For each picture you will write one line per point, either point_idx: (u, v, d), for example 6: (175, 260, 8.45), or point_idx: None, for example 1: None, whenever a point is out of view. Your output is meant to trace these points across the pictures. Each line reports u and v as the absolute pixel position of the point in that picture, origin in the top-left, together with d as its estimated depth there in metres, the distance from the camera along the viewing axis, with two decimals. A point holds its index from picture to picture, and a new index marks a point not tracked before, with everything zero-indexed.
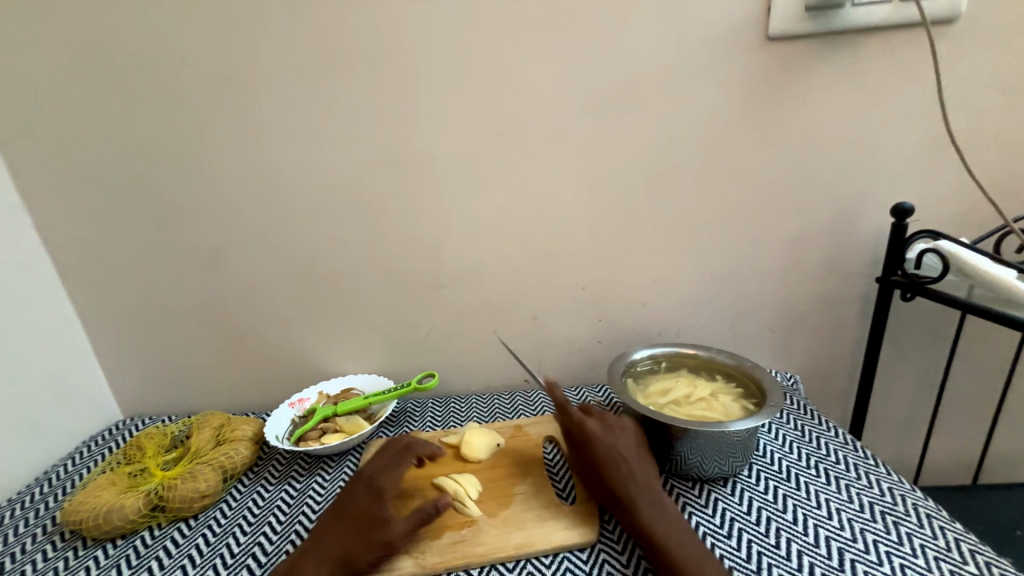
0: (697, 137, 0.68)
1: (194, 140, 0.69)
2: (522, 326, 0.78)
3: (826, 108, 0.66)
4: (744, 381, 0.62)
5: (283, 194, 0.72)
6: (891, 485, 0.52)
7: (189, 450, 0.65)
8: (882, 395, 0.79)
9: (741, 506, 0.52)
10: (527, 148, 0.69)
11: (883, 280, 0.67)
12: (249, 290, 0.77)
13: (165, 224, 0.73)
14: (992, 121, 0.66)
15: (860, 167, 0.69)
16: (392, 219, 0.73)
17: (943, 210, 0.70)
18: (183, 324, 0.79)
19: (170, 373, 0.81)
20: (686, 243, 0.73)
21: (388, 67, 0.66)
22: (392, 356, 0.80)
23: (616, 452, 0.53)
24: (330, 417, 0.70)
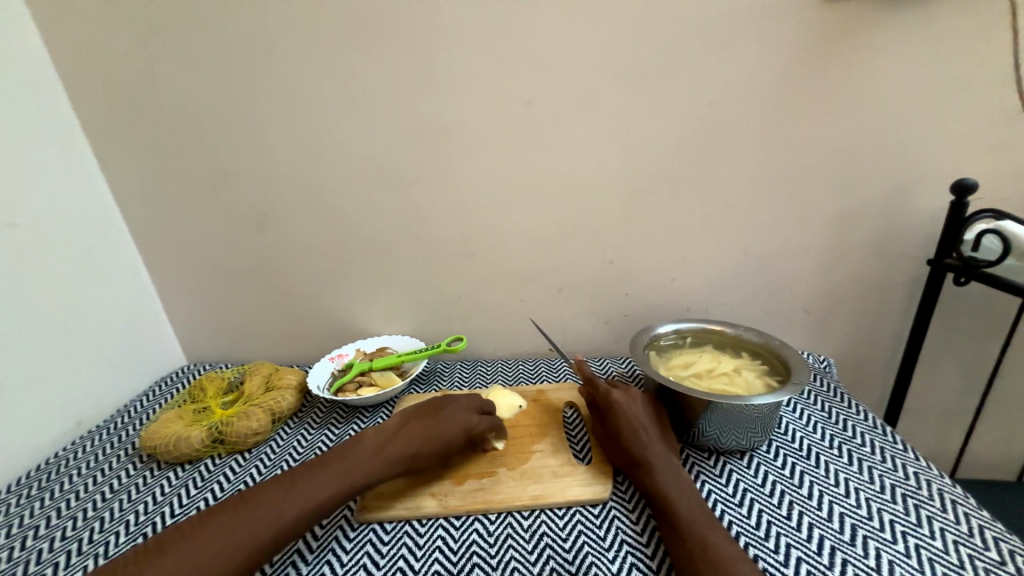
0: (738, 107, 0.65)
1: (243, 108, 0.73)
2: (548, 297, 0.80)
3: (885, 75, 0.61)
4: (770, 359, 0.61)
5: (325, 161, 0.75)
6: (917, 470, 0.51)
7: (243, 394, 0.72)
8: (923, 384, 0.75)
9: (756, 478, 0.52)
10: (560, 118, 0.69)
11: (935, 262, 0.63)
12: (293, 252, 0.82)
13: (219, 189, 0.79)
14: None
15: (920, 140, 0.64)
16: (425, 188, 0.75)
17: (1013, 189, 0.64)
18: (236, 282, 0.85)
19: (225, 326, 0.89)
20: (720, 218, 0.71)
21: (424, 34, 0.67)
22: (423, 320, 0.84)
23: (636, 419, 0.55)
24: (365, 372, 0.75)
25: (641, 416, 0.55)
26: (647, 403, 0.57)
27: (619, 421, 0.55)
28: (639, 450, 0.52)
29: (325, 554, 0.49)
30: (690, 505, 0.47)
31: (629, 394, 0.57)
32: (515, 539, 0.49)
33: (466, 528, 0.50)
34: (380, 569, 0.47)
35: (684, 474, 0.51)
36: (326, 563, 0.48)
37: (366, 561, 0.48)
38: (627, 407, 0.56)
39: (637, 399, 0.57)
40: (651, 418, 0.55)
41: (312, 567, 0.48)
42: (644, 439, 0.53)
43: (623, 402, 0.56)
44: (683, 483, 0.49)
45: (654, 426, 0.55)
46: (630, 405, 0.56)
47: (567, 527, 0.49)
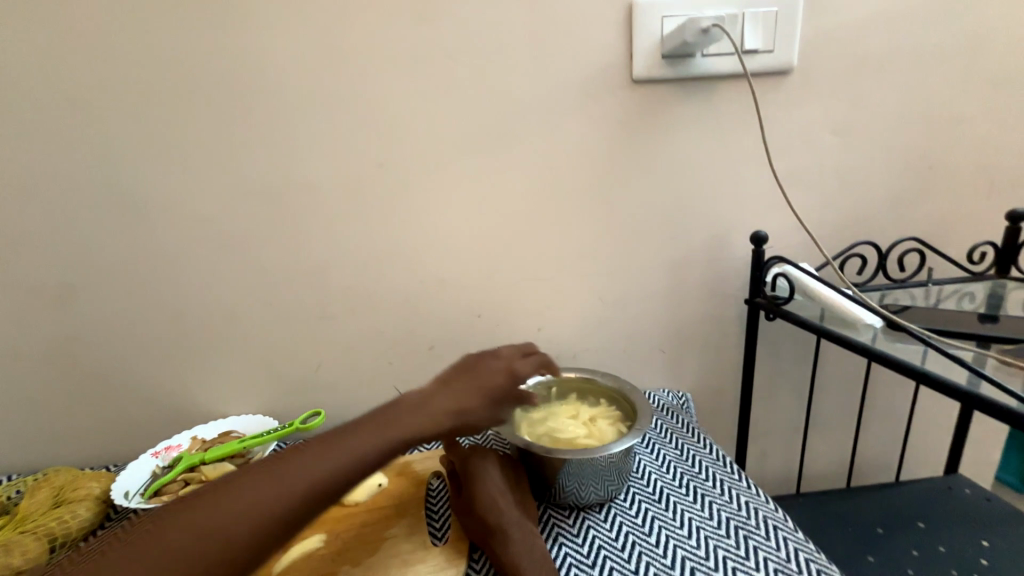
0: (576, 170, 0.71)
1: (42, 168, 0.64)
2: (418, 357, 0.77)
3: (690, 145, 0.72)
4: (624, 405, 0.63)
5: (150, 224, 0.67)
6: (749, 499, 0.55)
7: (15, 517, 0.57)
8: (762, 409, 0.84)
9: (610, 532, 0.52)
10: (413, 178, 0.69)
11: (750, 301, 0.72)
12: (110, 328, 0.70)
13: (8, 258, 0.66)
14: (828, 160, 0.74)
15: (724, 199, 0.75)
16: (273, 250, 0.70)
17: (799, 237, 0.77)
18: (30, 369, 0.70)
19: (14, 426, 0.72)
20: (574, 270, 0.76)
21: (262, 96, 0.64)
22: (280, 393, 0.75)
23: (491, 486, 0.52)
24: (195, 466, 0.63)
25: (498, 483, 0.53)
26: (506, 469, 0.56)
27: (474, 490, 0.52)
28: (492, 521, 0.49)
29: None
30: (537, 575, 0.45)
31: (488, 460, 0.55)
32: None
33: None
34: None
35: (537, 541, 0.49)
36: None
37: None
38: (484, 474, 0.53)
39: (495, 465, 0.55)
40: (508, 484, 0.54)
41: None
42: (497, 508, 0.50)
43: (480, 467, 0.54)
44: (533, 551, 0.47)
45: (511, 492, 0.53)
46: (488, 472, 0.54)
47: None
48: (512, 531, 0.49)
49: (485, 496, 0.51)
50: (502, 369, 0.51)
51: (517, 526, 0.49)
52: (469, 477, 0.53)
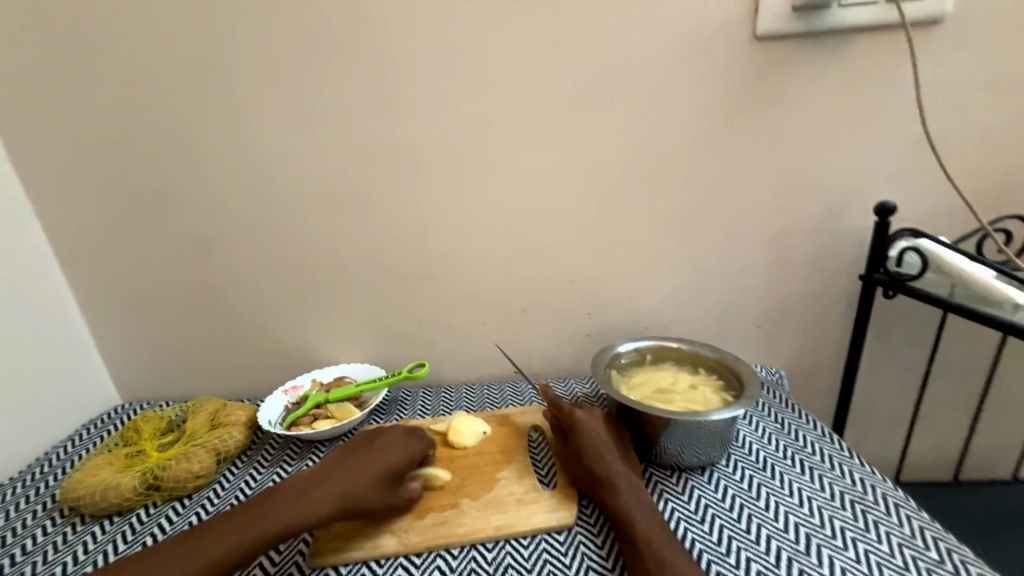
0: (682, 134, 0.69)
1: (188, 132, 0.71)
2: (511, 319, 0.80)
3: (810, 107, 0.67)
4: (725, 375, 0.63)
5: (278, 185, 0.73)
6: (863, 476, 0.54)
7: (184, 433, 0.67)
8: (864, 391, 0.80)
9: (716, 493, 0.53)
10: (515, 143, 0.70)
11: (866, 277, 0.68)
12: (243, 280, 0.78)
13: (162, 214, 0.75)
14: (974, 122, 0.67)
15: (844, 166, 0.70)
16: (383, 211, 0.74)
17: (927, 209, 0.71)
18: (178, 312, 0.80)
19: (166, 360, 0.83)
20: (672, 239, 0.74)
21: (379, 62, 0.67)
22: (384, 345, 0.82)
23: (597, 440, 0.55)
24: (321, 404, 0.71)
25: (602, 438, 0.55)
26: (608, 425, 0.58)
27: (580, 443, 0.54)
28: (601, 471, 0.52)
29: None
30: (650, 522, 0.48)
31: (592, 416, 0.57)
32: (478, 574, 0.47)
33: (428, 564, 0.48)
34: None
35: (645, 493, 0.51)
36: None
37: None
38: (588, 429, 0.56)
39: (598, 421, 0.57)
40: (611, 439, 0.56)
41: None
42: (605, 460, 0.53)
43: (585, 423, 0.56)
44: (644, 501, 0.50)
45: (616, 447, 0.55)
46: (592, 427, 0.56)
47: (533, 558, 0.48)
48: (620, 484, 0.51)
49: (592, 450, 0.54)
50: (397, 443, 0.55)
51: (625, 479, 0.51)
52: (573, 430, 0.56)
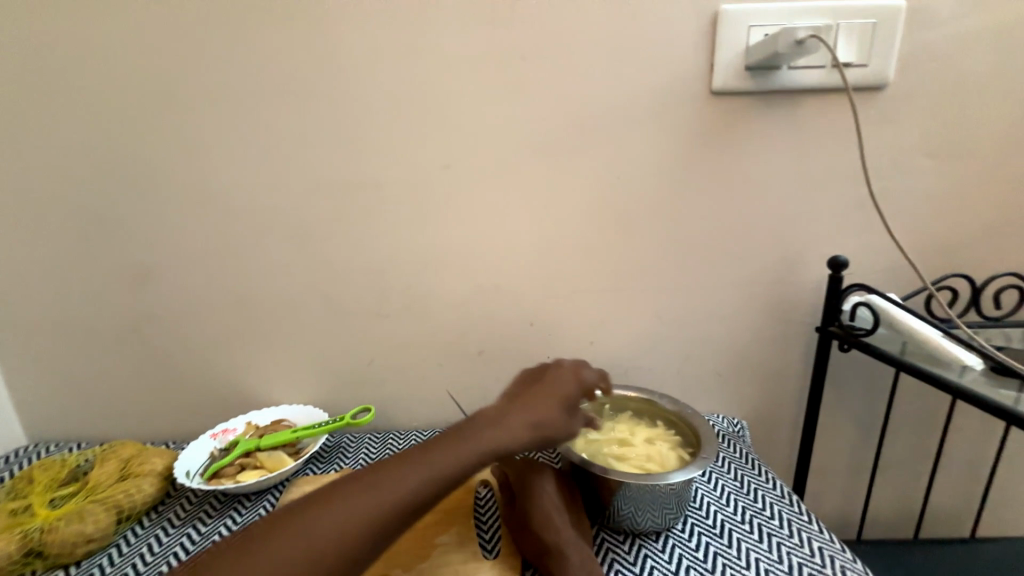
0: (643, 181, 0.69)
1: (131, 155, 0.67)
2: (468, 361, 0.76)
3: (766, 162, 0.68)
4: (683, 429, 0.61)
5: (223, 213, 0.69)
6: (821, 544, 0.51)
7: (86, 485, 0.59)
8: (825, 444, 0.79)
9: (669, 564, 0.50)
10: (477, 182, 0.69)
11: (821, 330, 0.68)
12: (179, 311, 0.72)
13: (94, 238, 0.70)
14: (918, 183, 0.69)
15: (800, 219, 0.71)
16: (336, 245, 0.71)
17: (878, 265, 0.72)
18: (103, 344, 0.74)
19: (84, 397, 0.75)
20: (633, 284, 0.73)
21: (338, 95, 0.66)
22: (331, 386, 0.76)
23: (547, 502, 0.51)
24: (251, 451, 0.65)
25: (554, 499, 0.51)
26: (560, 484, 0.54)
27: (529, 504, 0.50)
28: (549, 538, 0.48)
29: None
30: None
31: (544, 474, 0.54)
32: None
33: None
34: None
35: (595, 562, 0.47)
36: None
37: None
38: (539, 488, 0.52)
39: (550, 479, 0.54)
40: (562, 500, 0.52)
41: None
42: (553, 525, 0.49)
43: (535, 482, 0.52)
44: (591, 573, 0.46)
45: (567, 509, 0.51)
46: (544, 487, 0.52)
47: None
48: (566, 553, 0.47)
49: (539, 513, 0.50)
50: (568, 378, 0.51)
51: (572, 546, 0.48)
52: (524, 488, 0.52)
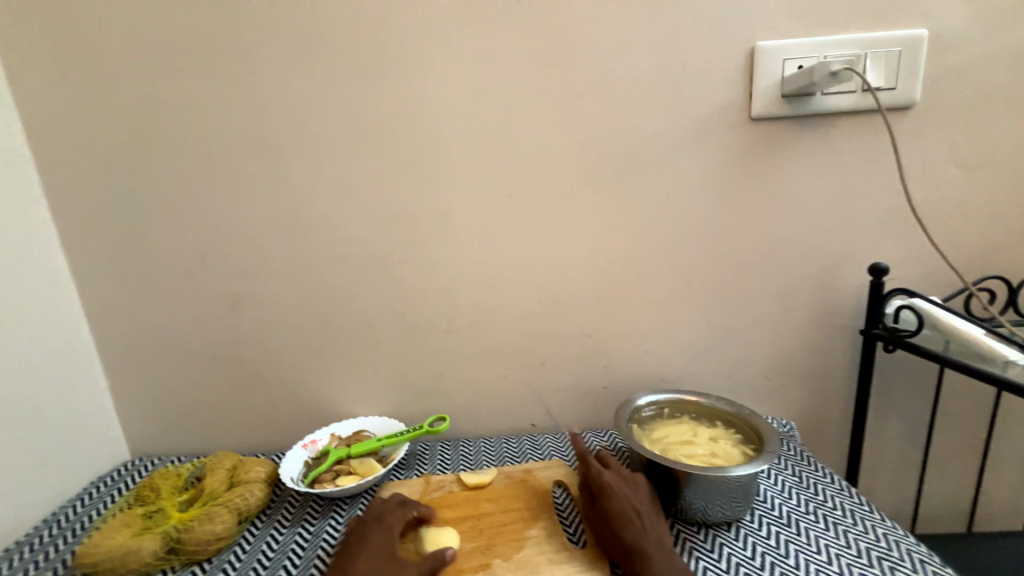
0: (690, 200, 0.75)
1: (228, 195, 0.75)
2: (529, 371, 0.82)
3: (803, 179, 0.74)
4: (743, 429, 0.65)
5: (309, 242, 0.77)
6: (886, 531, 0.55)
7: (202, 491, 0.66)
8: (874, 442, 0.82)
9: (746, 551, 0.54)
10: (536, 207, 0.76)
11: (866, 332, 0.72)
12: (267, 333, 0.80)
13: (195, 270, 0.78)
14: (949, 192, 0.74)
15: (837, 230, 0.76)
16: (410, 268, 0.78)
17: (915, 270, 0.77)
18: (199, 365, 0.81)
19: (182, 414, 0.83)
20: (683, 295, 0.79)
21: (412, 135, 0.74)
22: (403, 398, 0.83)
23: (632, 501, 0.56)
24: (343, 459, 0.71)
25: (635, 499, 0.56)
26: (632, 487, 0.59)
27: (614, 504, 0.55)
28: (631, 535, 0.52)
29: None
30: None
31: (626, 477, 0.58)
32: None
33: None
34: None
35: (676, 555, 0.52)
36: None
37: None
38: (626, 489, 0.57)
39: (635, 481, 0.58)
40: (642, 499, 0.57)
41: None
42: (638, 522, 0.54)
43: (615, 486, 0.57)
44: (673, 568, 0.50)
45: (646, 509, 0.55)
46: (627, 489, 0.57)
47: None
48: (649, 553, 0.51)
49: (623, 515, 0.54)
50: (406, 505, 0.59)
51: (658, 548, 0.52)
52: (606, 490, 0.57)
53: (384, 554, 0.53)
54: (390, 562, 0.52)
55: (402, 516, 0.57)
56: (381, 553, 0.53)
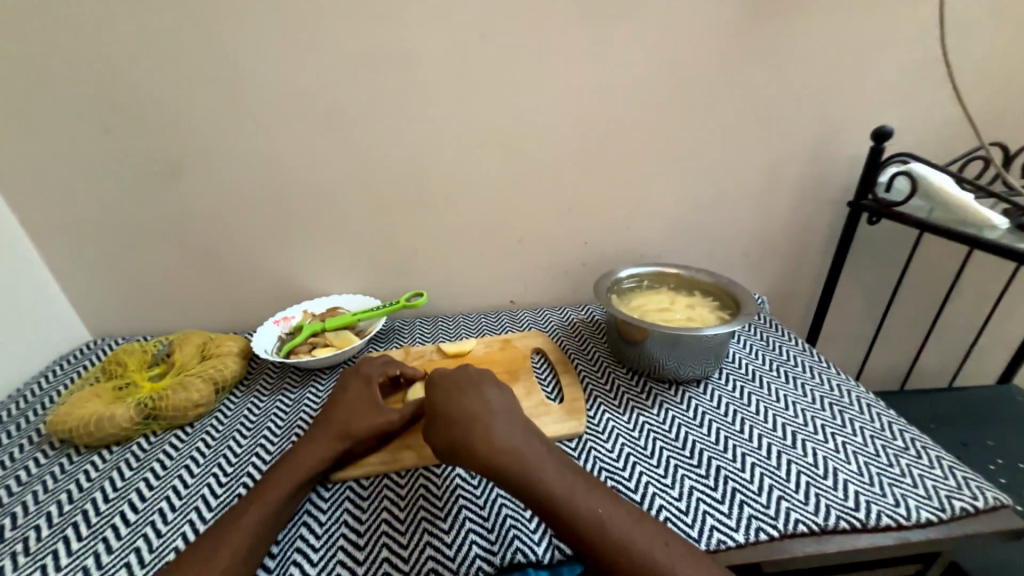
0: (694, 52, 0.66)
1: (134, 28, 0.60)
2: (509, 248, 0.79)
3: (822, 24, 0.65)
4: (721, 297, 0.66)
5: (247, 95, 0.65)
6: (839, 382, 0.60)
7: (173, 365, 0.64)
8: (836, 313, 0.86)
9: (712, 403, 0.57)
10: (517, 55, 0.65)
11: (854, 204, 0.71)
12: (217, 206, 0.72)
13: (114, 128, 0.65)
14: (974, 46, 0.67)
15: (847, 90, 0.69)
16: (373, 130, 0.68)
17: (916, 138, 0.73)
18: (145, 242, 0.73)
19: (139, 294, 0.78)
20: (673, 165, 0.73)
21: None
22: (377, 276, 0.79)
23: (480, 406, 0.47)
24: (318, 333, 0.70)
25: (491, 404, 0.47)
26: (512, 397, 0.50)
27: (461, 407, 0.47)
28: (478, 439, 0.43)
29: (301, 519, 0.46)
30: (541, 503, 0.40)
31: (464, 379, 0.50)
32: (508, 507, 0.46)
33: (448, 476, 0.49)
34: (364, 524, 0.45)
35: (560, 466, 0.42)
36: (300, 537, 0.44)
37: (347, 519, 0.46)
38: (471, 390, 0.48)
39: (479, 383, 0.50)
40: (505, 405, 0.48)
41: (284, 544, 0.44)
42: (484, 425, 0.45)
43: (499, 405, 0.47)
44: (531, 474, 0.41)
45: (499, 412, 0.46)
46: (457, 392, 0.49)
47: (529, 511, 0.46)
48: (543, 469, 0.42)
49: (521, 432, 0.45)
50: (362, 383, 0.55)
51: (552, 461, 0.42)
52: (438, 393, 0.49)
53: (364, 401, 0.53)
54: (371, 407, 0.52)
55: (381, 368, 0.58)
56: (364, 398, 0.53)
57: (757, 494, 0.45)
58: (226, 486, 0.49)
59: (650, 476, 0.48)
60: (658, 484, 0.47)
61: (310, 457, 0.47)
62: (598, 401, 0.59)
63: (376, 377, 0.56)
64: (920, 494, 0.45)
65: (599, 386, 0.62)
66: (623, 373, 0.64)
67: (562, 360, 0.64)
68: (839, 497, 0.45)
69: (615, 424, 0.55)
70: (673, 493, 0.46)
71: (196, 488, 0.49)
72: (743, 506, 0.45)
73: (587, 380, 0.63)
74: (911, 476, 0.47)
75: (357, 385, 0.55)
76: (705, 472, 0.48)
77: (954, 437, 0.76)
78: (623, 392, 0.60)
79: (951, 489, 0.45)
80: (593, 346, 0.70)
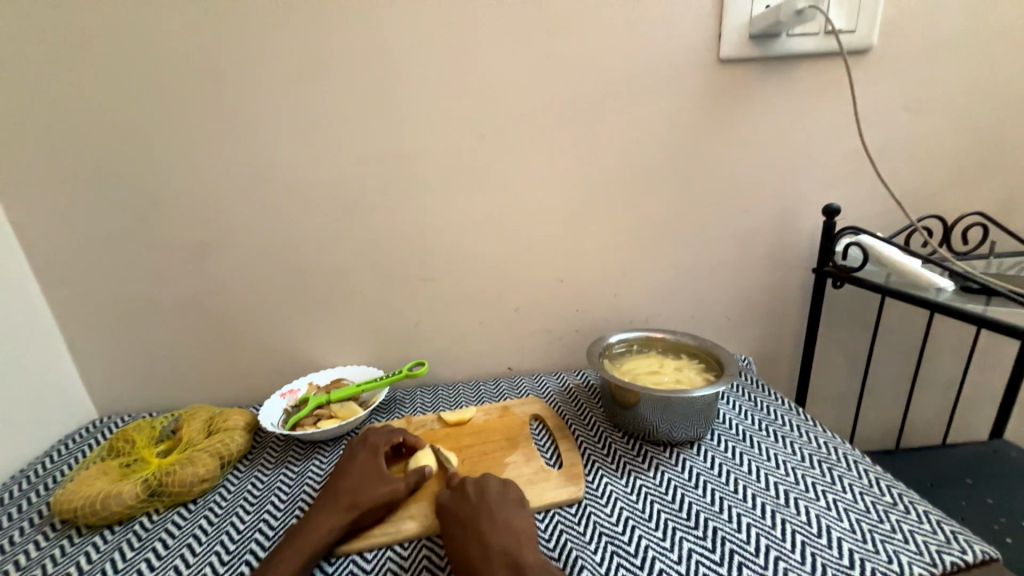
0: (661, 145, 0.77)
1: (182, 136, 0.70)
2: (506, 317, 0.84)
3: (768, 121, 0.76)
4: (706, 359, 0.70)
5: (273, 189, 0.74)
6: (826, 440, 0.62)
7: (180, 440, 0.66)
8: (821, 372, 0.90)
9: (706, 464, 0.59)
10: (510, 151, 0.75)
11: (818, 271, 0.78)
12: (236, 285, 0.78)
13: (151, 218, 0.73)
14: (898, 136, 0.78)
15: (797, 173, 0.80)
16: (382, 216, 0.77)
17: (864, 212, 0.82)
18: (165, 319, 0.78)
19: (151, 369, 0.81)
20: (652, 239, 0.82)
21: (378, 72, 0.70)
22: (382, 347, 0.83)
23: (466, 510, 0.50)
24: (323, 404, 0.72)
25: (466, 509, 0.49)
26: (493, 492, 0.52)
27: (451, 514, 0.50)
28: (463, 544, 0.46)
29: None
30: None
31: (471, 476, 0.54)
32: None
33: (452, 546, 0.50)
34: None
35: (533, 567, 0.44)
36: None
37: None
38: (476, 490, 0.52)
39: (483, 481, 0.53)
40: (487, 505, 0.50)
41: None
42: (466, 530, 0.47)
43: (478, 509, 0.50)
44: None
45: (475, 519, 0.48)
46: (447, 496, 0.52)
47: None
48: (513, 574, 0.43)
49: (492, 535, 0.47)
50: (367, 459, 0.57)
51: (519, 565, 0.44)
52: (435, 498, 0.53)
53: (370, 471, 0.55)
54: (377, 479, 0.54)
55: (386, 438, 0.60)
56: (369, 470, 0.55)
57: (755, 556, 0.46)
58: (228, 564, 0.49)
59: (649, 539, 0.49)
60: (657, 548, 0.48)
61: (312, 533, 0.48)
62: (596, 465, 0.61)
63: (379, 448, 0.59)
64: (912, 550, 0.46)
65: (596, 450, 0.63)
66: (619, 436, 0.66)
67: (560, 425, 0.67)
68: (834, 555, 0.46)
69: (613, 488, 0.56)
70: (673, 557, 0.47)
71: (198, 566, 0.49)
72: (741, 568, 0.45)
73: (584, 445, 0.65)
74: (902, 532, 0.48)
75: (363, 458, 0.58)
76: (702, 533, 0.49)
77: (953, 496, 0.76)
78: (620, 456, 0.62)
79: (941, 544, 0.46)
80: (589, 411, 0.72)
